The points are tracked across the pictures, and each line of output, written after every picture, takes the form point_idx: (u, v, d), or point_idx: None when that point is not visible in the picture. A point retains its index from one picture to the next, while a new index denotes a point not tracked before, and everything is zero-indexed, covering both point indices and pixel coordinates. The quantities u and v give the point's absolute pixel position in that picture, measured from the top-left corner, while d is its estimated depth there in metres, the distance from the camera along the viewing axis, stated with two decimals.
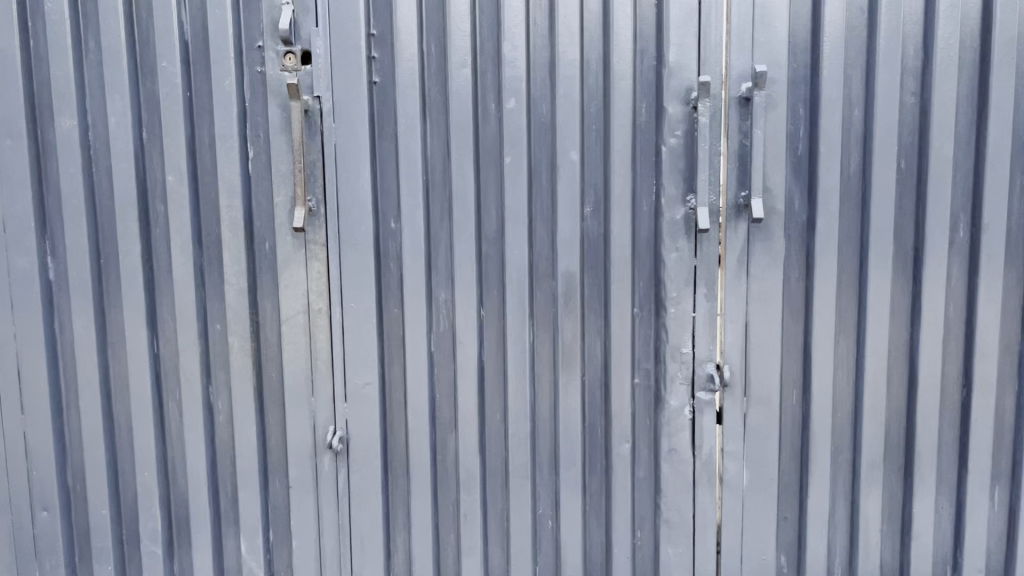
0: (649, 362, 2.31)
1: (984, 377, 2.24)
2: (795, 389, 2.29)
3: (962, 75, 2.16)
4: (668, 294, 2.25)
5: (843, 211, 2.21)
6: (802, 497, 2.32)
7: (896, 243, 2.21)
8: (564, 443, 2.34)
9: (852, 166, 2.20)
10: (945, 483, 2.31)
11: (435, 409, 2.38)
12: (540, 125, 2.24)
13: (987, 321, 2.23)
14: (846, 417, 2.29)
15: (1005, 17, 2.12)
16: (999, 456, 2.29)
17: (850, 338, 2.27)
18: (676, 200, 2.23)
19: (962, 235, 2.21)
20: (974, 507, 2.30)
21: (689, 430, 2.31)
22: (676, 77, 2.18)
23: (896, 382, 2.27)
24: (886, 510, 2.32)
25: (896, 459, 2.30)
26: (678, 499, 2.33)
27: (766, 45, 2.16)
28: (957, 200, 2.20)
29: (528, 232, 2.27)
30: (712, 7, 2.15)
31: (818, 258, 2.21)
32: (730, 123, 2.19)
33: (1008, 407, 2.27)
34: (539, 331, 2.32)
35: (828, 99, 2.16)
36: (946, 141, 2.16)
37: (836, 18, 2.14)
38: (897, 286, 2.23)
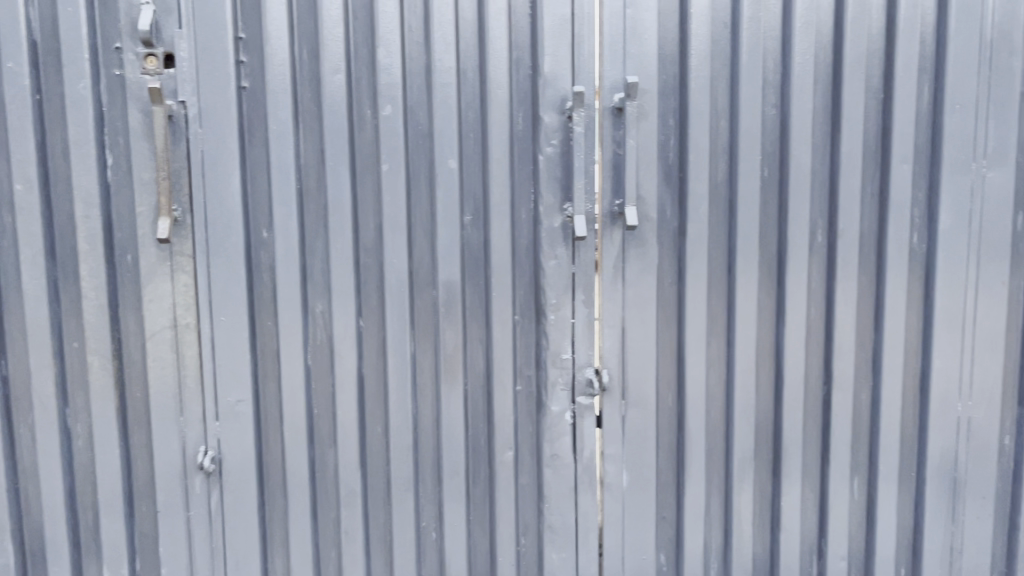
0: (531, 369, 2.32)
1: (842, 374, 2.36)
2: (671, 391, 2.35)
3: (818, 88, 2.27)
4: (548, 301, 2.28)
5: (712, 218, 2.29)
6: (679, 496, 2.38)
7: (761, 248, 2.31)
8: (447, 453, 2.32)
9: (719, 174, 2.28)
10: (810, 477, 2.41)
11: (312, 424, 2.31)
12: (417, 132, 2.22)
13: (845, 322, 2.34)
14: (718, 416, 2.37)
15: (855, 34, 2.24)
16: (859, 449, 2.41)
17: (721, 340, 2.35)
18: (554, 208, 2.25)
19: (820, 240, 2.32)
20: (837, 499, 2.41)
21: (570, 435, 2.34)
22: (551, 87, 2.21)
23: (764, 382, 2.37)
24: (757, 506, 2.41)
25: (765, 455, 2.39)
26: (560, 504, 2.36)
27: (636, 57, 2.21)
28: (816, 207, 2.31)
29: (407, 240, 2.25)
30: (585, 18, 2.19)
31: (689, 263, 2.28)
32: (604, 133, 2.24)
33: (865, 402, 2.39)
34: (419, 341, 2.29)
35: (696, 110, 2.24)
36: (804, 150, 2.27)
37: (700, 32, 2.22)
38: (763, 289, 2.33)
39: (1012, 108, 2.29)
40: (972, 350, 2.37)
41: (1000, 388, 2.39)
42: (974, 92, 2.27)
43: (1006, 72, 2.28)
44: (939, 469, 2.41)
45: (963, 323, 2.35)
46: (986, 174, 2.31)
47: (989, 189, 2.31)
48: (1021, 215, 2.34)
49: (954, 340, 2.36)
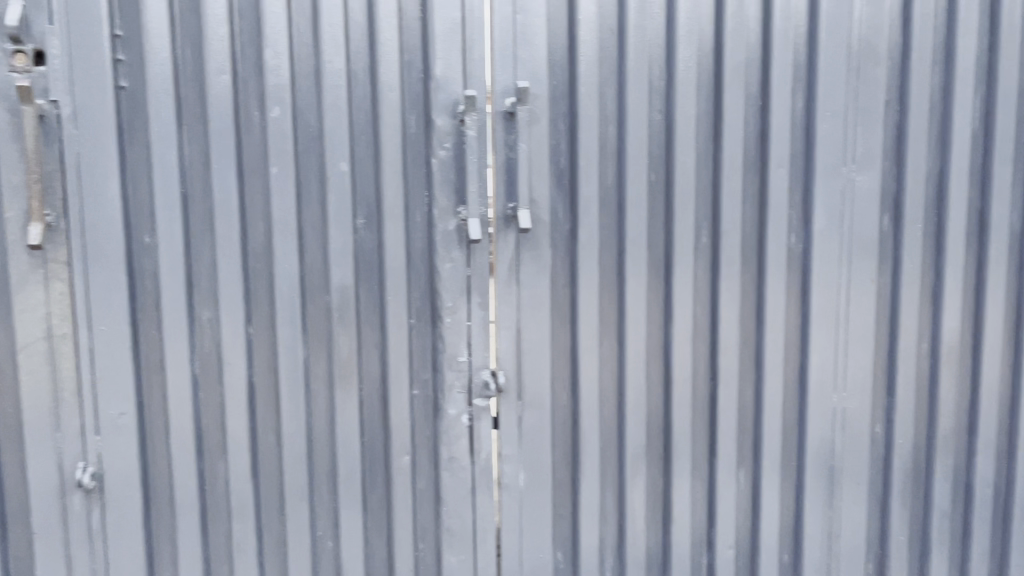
0: (427, 373, 2.31)
1: (727, 370, 2.46)
2: (566, 391, 2.39)
3: (700, 94, 2.35)
4: (444, 304, 2.28)
5: (602, 220, 2.34)
6: (575, 494, 2.42)
7: (649, 249, 2.38)
8: (342, 460, 2.29)
9: (609, 178, 2.34)
10: (699, 469, 2.50)
11: (201, 434, 2.24)
12: (307, 135, 2.18)
13: (729, 320, 2.44)
14: (612, 414, 2.42)
15: (734, 43, 2.34)
16: (743, 441, 2.51)
17: (613, 339, 2.40)
18: (448, 211, 2.25)
19: (705, 240, 2.41)
20: (724, 491, 2.50)
21: (467, 437, 2.35)
22: (443, 91, 2.21)
23: (655, 379, 2.44)
24: (650, 500, 2.48)
25: (657, 451, 2.46)
26: (458, 507, 2.36)
27: (526, 62, 2.24)
28: (701, 209, 2.39)
29: (298, 244, 2.21)
30: (475, 23, 2.21)
31: (581, 264, 2.33)
32: (497, 136, 2.26)
33: (749, 396, 2.50)
34: (312, 347, 2.25)
35: (585, 115, 2.28)
36: (688, 155, 2.35)
37: (588, 38, 2.26)
38: (652, 289, 2.40)
39: (877, 115, 2.43)
40: (845, 343, 2.50)
41: (870, 379, 2.53)
42: (843, 99, 2.41)
43: (872, 81, 2.42)
44: (817, 458, 2.53)
45: (836, 318, 2.49)
46: (855, 177, 2.44)
47: (858, 191, 2.45)
48: (887, 216, 2.49)
49: (829, 335, 2.49)
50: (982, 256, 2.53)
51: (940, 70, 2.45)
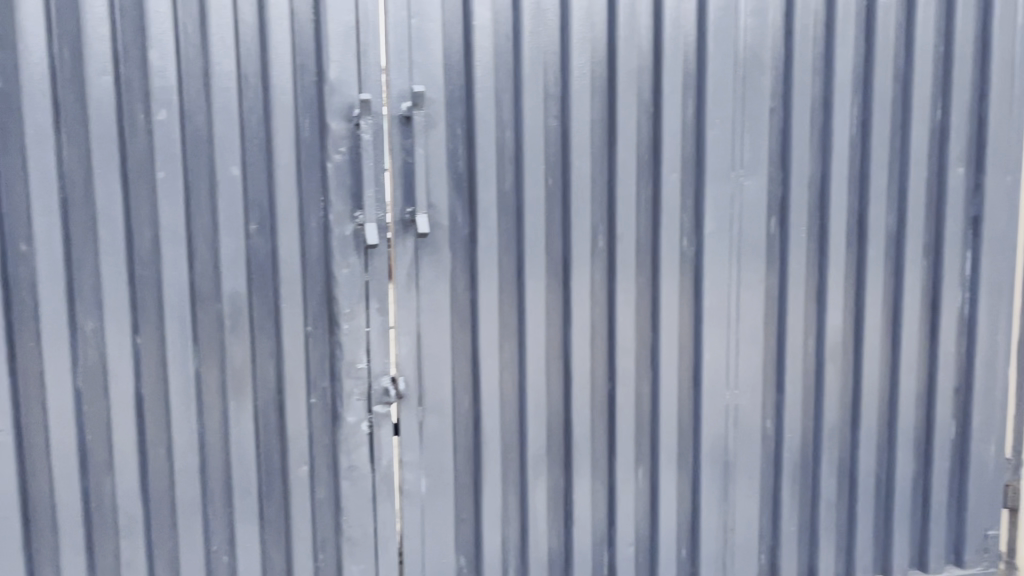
0: (326, 381, 2.28)
1: (625, 370, 2.50)
2: (467, 395, 2.39)
3: (595, 101, 2.39)
4: (341, 310, 2.25)
5: (501, 224, 2.36)
6: (477, 498, 2.42)
7: (547, 253, 2.40)
8: (238, 472, 2.24)
9: (507, 182, 2.35)
10: (599, 469, 2.54)
11: (85, 450, 2.16)
12: (196, 138, 2.12)
13: (626, 321, 2.49)
14: (513, 417, 2.44)
15: (627, 50, 2.39)
16: (641, 440, 2.57)
17: (514, 343, 2.42)
18: (344, 215, 2.23)
19: (601, 244, 2.45)
20: (624, 490, 2.55)
21: (367, 444, 2.32)
22: (338, 94, 2.19)
23: (555, 381, 2.47)
24: (551, 502, 2.50)
25: (558, 452, 2.49)
26: (359, 515, 2.34)
27: (422, 66, 2.23)
28: (597, 214, 2.44)
29: (188, 251, 2.15)
30: (369, 26, 2.19)
31: (481, 268, 2.33)
32: (393, 141, 2.24)
33: (646, 396, 2.56)
34: (205, 356, 2.19)
35: (483, 120, 2.29)
36: (584, 160, 2.39)
37: (484, 44, 2.27)
38: (550, 293, 2.43)
39: (763, 122, 2.52)
40: (736, 342, 2.59)
41: (761, 377, 2.63)
42: (730, 107, 2.49)
43: (758, 90, 2.51)
44: (712, 454, 2.61)
45: (727, 318, 2.57)
46: (744, 182, 2.53)
47: (747, 195, 2.54)
48: (773, 218, 2.59)
49: (722, 335, 2.57)
50: (862, 257, 2.67)
51: (821, 79, 2.57)
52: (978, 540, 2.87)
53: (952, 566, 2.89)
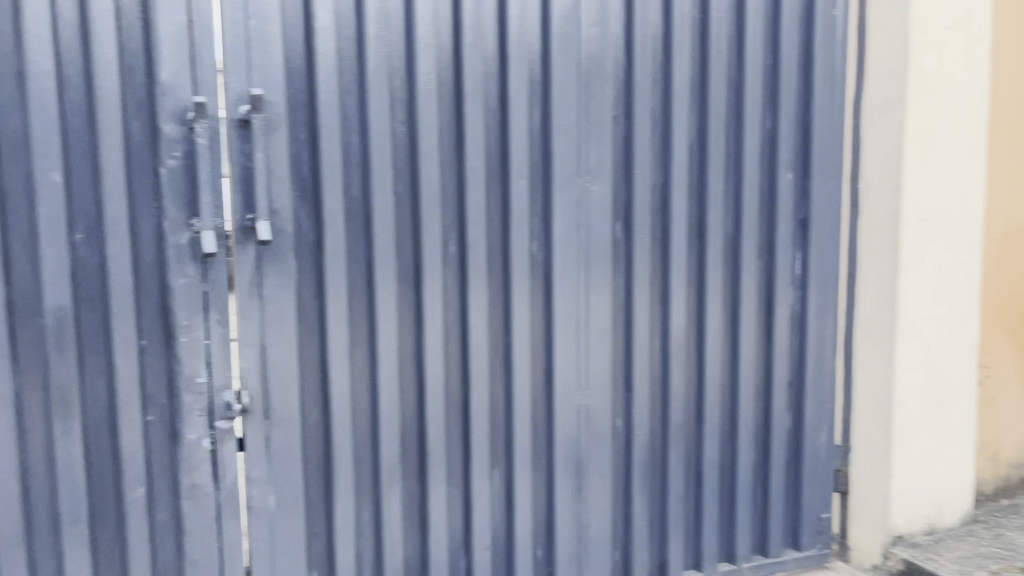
0: (163, 397, 2.18)
1: (479, 376, 2.51)
2: (316, 406, 2.34)
3: (442, 107, 2.39)
4: (178, 322, 2.15)
5: (348, 231, 2.32)
6: (329, 511, 2.37)
7: (397, 260, 2.38)
8: (66, 497, 2.09)
9: (354, 188, 2.31)
10: (454, 476, 2.53)
11: None
12: (11, 142, 1.99)
13: (479, 327, 2.49)
14: (365, 426, 2.40)
15: (472, 57, 2.40)
16: (496, 444, 2.58)
17: (364, 351, 2.38)
18: (180, 223, 2.13)
19: (452, 250, 2.45)
20: (480, 495, 2.55)
21: (210, 462, 2.23)
22: (170, 96, 2.09)
23: (408, 388, 2.44)
24: (405, 511, 2.48)
25: (412, 460, 2.47)
26: (203, 536, 2.23)
27: (262, 69, 2.16)
28: (446, 220, 2.43)
29: (3, 263, 2.00)
30: (204, 26, 2.10)
31: (328, 276, 2.28)
32: (232, 145, 2.16)
33: (500, 399, 2.58)
34: (25, 375, 2.05)
35: (327, 125, 2.24)
36: (432, 166, 2.38)
37: (326, 47, 2.23)
38: (401, 300, 2.40)
39: (606, 130, 2.60)
40: (586, 344, 2.65)
41: (610, 377, 2.70)
42: (575, 114, 2.55)
43: (601, 98, 2.58)
44: (565, 455, 2.66)
45: (577, 321, 2.63)
46: (590, 187, 2.60)
47: (592, 200, 2.61)
48: (619, 223, 2.67)
49: (572, 337, 2.63)
50: (702, 259, 2.79)
51: (660, 89, 2.67)
52: (813, 524, 3.06)
53: (791, 550, 3.07)
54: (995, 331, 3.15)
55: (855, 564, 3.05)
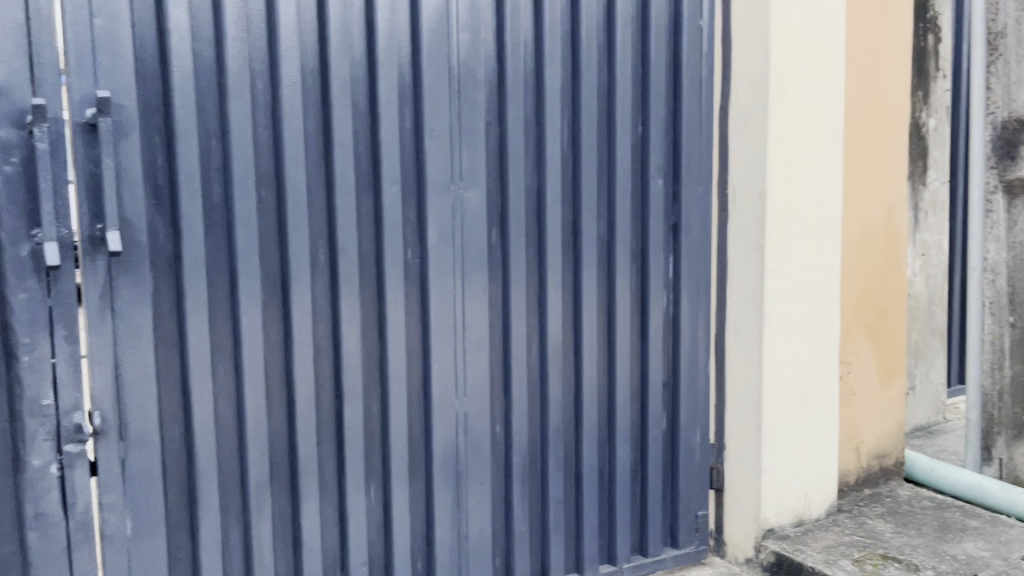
0: (4, 422, 2.03)
1: (352, 388, 2.44)
2: (178, 425, 2.23)
3: (307, 112, 2.32)
4: (19, 341, 2.00)
5: (209, 241, 2.22)
6: (193, 534, 2.26)
7: (263, 270, 2.30)
8: None
9: (215, 196, 2.22)
10: (328, 491, 2.46)
11: None
12: None
13: (351, 338, 2.43)
14: (231, 443, 2.31)
15: (340, 61, 2.34)
16: (371, 457, 2.52)
17: (229, 365, 2.29)
18: (19, 234, 1.99)
19: (321, 259, 2.38)
20: (355, 510, 2.48)
21: (59, 489, 2.08)
22: (5, 98, 1.94)
23: (277, 403, 2.36)
24: (277, 530, 2.39)
25: (283, 477, 2.39)
26: (52, 568, 2.09)
27: (109, 69, 2.04)
28: (315, 228, 2.36)
29: None
30: (42, 24, 1.97)
31: (187, 288, 2.18)
32: (76, 151, 2.03)
33: (375, 411, 2.52)
34: None
35: (184, 131, 2.14)
36: (299, 172, 2.30)
37: (181, 49, 2.13)
38: (268, 311, 2.32)
39: (479, 137, 2.58)
40: (463, 352, 2.62)
41: (488, 385, 2.69)
42: (446, 120, 2.52)
43: (473, 104, 2.56)
44: (444, 465, 2.62)
45: (453, 329, 2.60)
46: (464, 194, 2.58)
47: (467, 207, 2.59)
48: (494, 229, 2.66)
49: (449, 345, 2.59)
50: (577, 264, 2.81)
51: (532, 96, 2.68)
52: (690, 522, 3.13)
53: (669, 548, 3.13)
54: (854, 328, 3.31)
55: (731, 558, 3.14)
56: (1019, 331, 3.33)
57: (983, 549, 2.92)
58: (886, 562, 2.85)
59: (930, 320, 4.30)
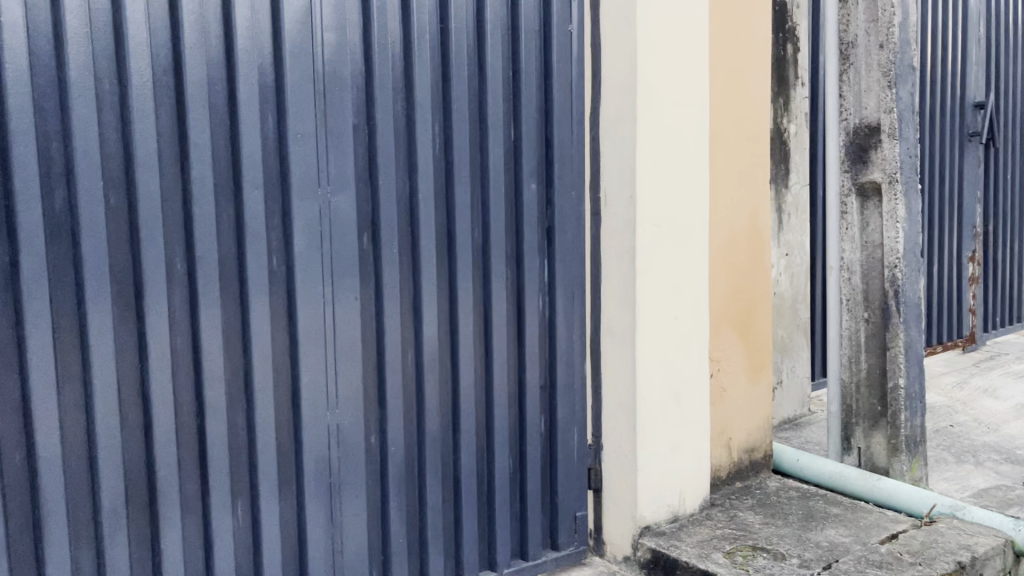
0: None
1: (214, 402, 2.33)
2: (18, 448, 2.08)
3: (161, 113, 2.20)
4: None
5: (52, 250, 2.08)
6: (39, 564, 2.11)
7: (114, 280, 2.17)
8: None
9: (57, 202, 2.08)
10: (190, 512, 2.34)
11: None
12: None
13: (213, 350, 2.32)
14: (81, 465, 2.16)
15: (194, 59, 2.23)
16: (238, 473, 2.41)
17: (77, 382, 2.14)
18: None
19: (179, 268, 2.26)
20: (221, 529, 2.37)
21: None
22: None
23: (133, 420, 2.23)
24: (135, 555, 2.26)
25: (140, 499, 2.26)
26: None
27: None
28: (172, 235, 2.24)
29: None
30: None
31: (26, 301, 2.03)
32: None
33: (241, 425, 2.41)
34: None
35: (19, 132, 2.00)
36: (152, 176, 2.18)
37: (15, 44, 1.98)
38: (121, 324, 2.19)
39: (347, 139, 2.51)
40: (334, 361, 2.55)
41: (361, 394, 2.62)
42: (312, 122, 2.44)
43: (340, 106, 2.50)
44: (316, 478, 2.54)
45: (324, 337, 2.52)
46: (331, 198, 2.50)
47: (335, 211, 2.51)
48: (366, 234, 2.59)
49: (318, 354, 2.51)
50: (452, 268, 2.78)
51: (402, 98, 2.63)
52: (569, 522, 3.16)
53: (549, 550, 3.14)
54: (723, 327, 3.41)
55: (609, 557, 3.17)
56: (873, 327, 3.51)
57: (844, 535, 3.05)
58: (755, 553, 2.94)
59: (795, 317, 4.49)
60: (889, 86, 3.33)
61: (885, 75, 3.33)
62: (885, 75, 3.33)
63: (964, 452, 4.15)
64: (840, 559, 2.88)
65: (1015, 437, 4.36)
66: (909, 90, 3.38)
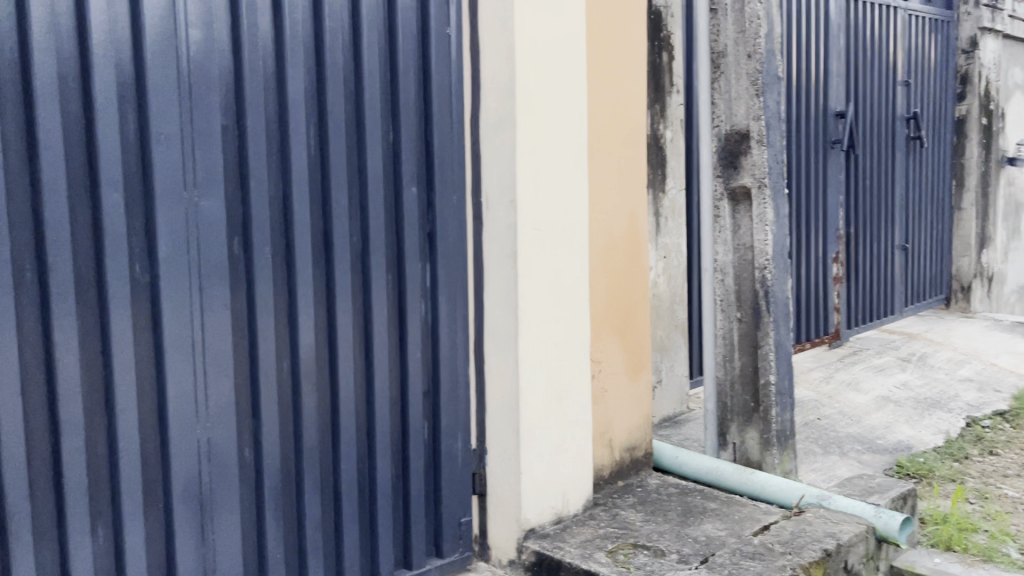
0: None
1: (70, 419, 2.19)
2: None
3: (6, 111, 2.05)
4: None
5: None
6: None
7: None
8: None
9: None
10: (44, 537, 2.18)
11: None
12: None
13: (68, 364, 2.17)
14: None
15: (43, 55, 2.09)
16: (98, 494, 2.26)
17: None
18: None
19: (28, 277, 2.12)
20: (79, 553, 2.23)
21: None
22: None
23: None
24: None
25: None
26: None
27: None
28: (19, 242, 2.09)
29: None
30: None
31: None
32: None
33: (101, 443, 2.27)
34: None
35: None
36: None
37: None
38: None
39: (215, 141, 2.41)
40: (204, 372, 2.44)
41: (234, 406, 2.51)
42: (177, 122, 2.33)
43: (208, 106, 2.39)
44: (185, 494, 2.42)
45: (192, 347, 2.40)
46: (198, 203, 2.39)
47: (203, 215, 2.41)
48: (236, 239, 2.49)
49: (186, 366, 2.40)
50: (329, 274, 2.71)
51: (274, 99, 2.55)
52: (453, 528, 3.13)
53: (433, 558, 3.11)
54: (604, 329, 3.46)
55: (494, 562, 3.16)
56: (745, 326, 3.64)
57: (720, 529, 3.14)
58: (635, 551, 2.99)
59: (673, 318, 4.62)
60: (757, 95, 3.46)
61: (753, 84, 3.46)
62: (753, 84, 3.46)
63: (829, 444, 4.37)
64: (716, 553, 2.96)
65: (875, 428, 4.64)
66: (776, 99, 3.52)
